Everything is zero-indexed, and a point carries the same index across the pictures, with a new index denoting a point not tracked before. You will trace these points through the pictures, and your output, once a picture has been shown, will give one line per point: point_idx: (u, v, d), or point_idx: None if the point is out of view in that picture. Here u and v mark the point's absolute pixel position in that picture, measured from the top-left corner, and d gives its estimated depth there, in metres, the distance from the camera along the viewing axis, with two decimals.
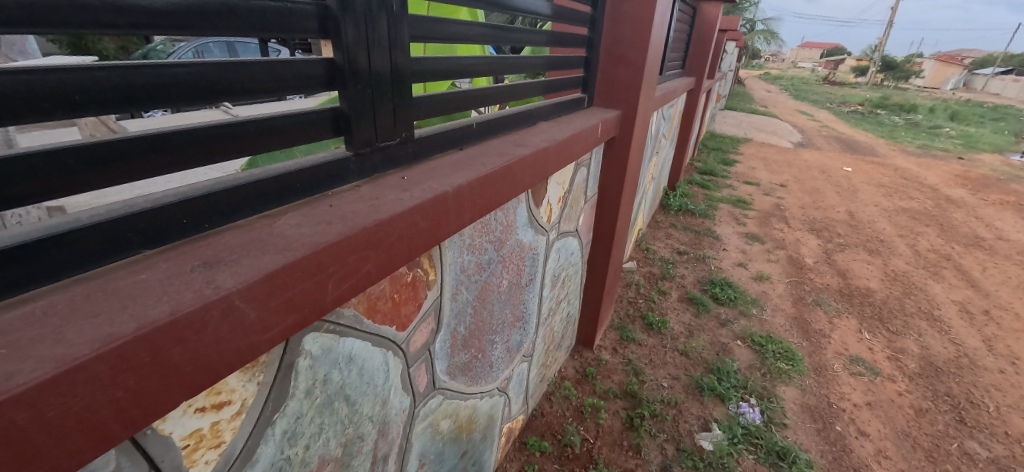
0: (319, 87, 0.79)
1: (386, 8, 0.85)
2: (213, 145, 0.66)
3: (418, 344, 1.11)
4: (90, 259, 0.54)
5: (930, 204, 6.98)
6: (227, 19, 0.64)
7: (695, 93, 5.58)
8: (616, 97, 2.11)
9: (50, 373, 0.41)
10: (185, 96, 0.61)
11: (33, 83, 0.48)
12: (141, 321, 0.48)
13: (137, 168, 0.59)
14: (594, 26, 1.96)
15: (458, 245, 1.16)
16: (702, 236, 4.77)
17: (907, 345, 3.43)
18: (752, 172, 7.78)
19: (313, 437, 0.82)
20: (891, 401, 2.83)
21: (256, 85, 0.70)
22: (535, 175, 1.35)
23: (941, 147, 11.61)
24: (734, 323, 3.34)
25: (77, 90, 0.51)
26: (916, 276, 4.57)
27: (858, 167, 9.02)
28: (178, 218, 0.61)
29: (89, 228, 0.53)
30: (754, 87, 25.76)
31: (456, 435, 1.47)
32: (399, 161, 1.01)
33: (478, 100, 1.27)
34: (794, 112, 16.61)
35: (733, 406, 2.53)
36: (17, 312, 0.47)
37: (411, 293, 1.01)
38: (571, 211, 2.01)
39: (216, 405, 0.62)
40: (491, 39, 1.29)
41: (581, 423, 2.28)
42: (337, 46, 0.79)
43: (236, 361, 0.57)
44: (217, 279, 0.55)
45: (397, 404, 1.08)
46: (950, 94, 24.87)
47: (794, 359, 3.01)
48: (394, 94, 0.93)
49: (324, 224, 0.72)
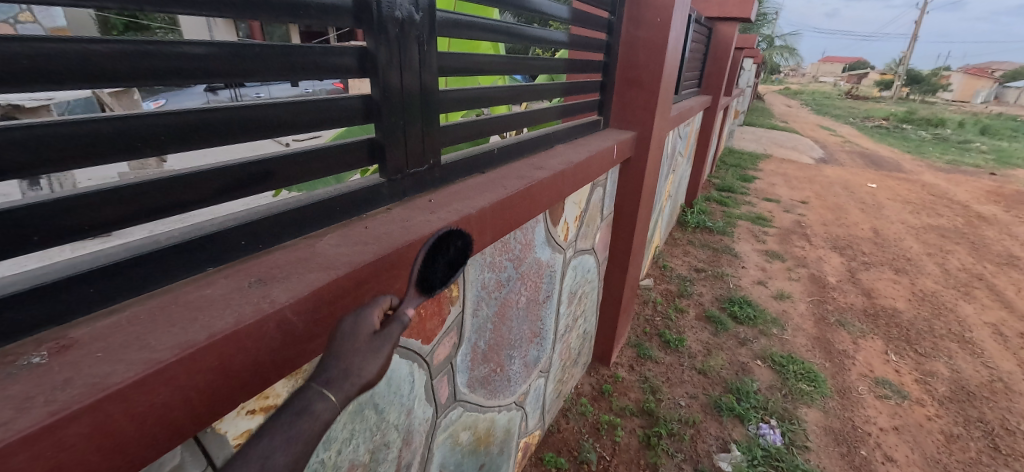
0: (356, 119, 0.88)
1: (416, 47, 0.94)
2: (264, 174, 0.74)
3: (441, 357, 1.16)
4: (164, 277, 0.62)
5: (959, 222, 6.79)
6: (282, 64, 0.73)
7: (712, 111, 5.61)
8: (631, 118, 2.17)
9: (141, 374, 0.48)
10: (246, 131, 0.70)
11: (127, 127, 0.56)
12: (211, 330, 0.55)
13: (206, 197, 0.67)
14: (609, 51, 2.03)
15: (480, 263, 1.23)
16: (720, 254, 4.74)
17: (937, 368, 3.33)
18: (772, 188, 7.70)
19: (345, 443, 0.87)
20: (920, 425, 2.74)
21: (304, 119, 0.78)
22: (553, 196, 1.41)
23: (971, 163, 11.30)
24: (754, 343, 3.30)
25: (162, 131, 0.60)
26: (946, 297, 4.45)
27: (883, 183, 8.84)
28: (236, 239, 0.69)
29: (164, 249, 0.61)
30: (773, 102, 25.52)
31: (474, 447, 1.51)
32: (426, 185, 1.08)
33: (499, 126, 1.34)
34: (813, 127, 16.40)
35: (753, 427, 2.50)
36: (107, 322, 0.55)
37: (435, 309, 1.07)
38: (587, 229, 2.06)
39: (263, 409, 0.69)
40: (511, 69, 1.37)
41: (597, 440, 2.29)
42: (373, 82, 0.87)
43: (285, 368, 0.64)
44: (271, 294, 0.63)
45: (420, 414, 1.13)
46: (980, 109, 24.28)
47: (817, 381, 2.96)
48: (422, 123, 1.01)
49: (361, 244, 0.79)
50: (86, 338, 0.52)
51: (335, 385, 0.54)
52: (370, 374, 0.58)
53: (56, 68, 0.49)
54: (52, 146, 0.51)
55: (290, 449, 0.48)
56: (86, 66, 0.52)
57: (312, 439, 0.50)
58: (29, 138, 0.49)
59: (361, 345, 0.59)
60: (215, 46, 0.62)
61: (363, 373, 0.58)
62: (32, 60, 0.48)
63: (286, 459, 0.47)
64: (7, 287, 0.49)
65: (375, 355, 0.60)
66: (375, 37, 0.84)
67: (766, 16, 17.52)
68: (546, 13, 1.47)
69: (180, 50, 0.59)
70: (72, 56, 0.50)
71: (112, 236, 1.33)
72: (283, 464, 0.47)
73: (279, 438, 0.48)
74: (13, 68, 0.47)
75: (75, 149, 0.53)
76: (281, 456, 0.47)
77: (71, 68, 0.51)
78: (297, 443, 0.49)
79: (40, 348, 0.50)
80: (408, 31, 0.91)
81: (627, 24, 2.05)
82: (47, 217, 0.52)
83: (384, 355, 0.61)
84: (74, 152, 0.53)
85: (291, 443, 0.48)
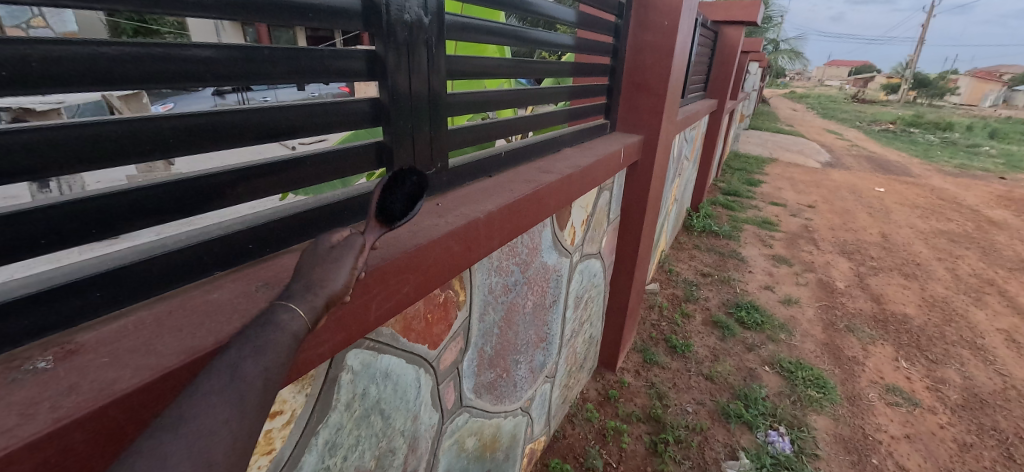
0: (365, 123, 0.87)
1: (425, 49, 0.93)
2: (273, 177, 0.74)
3: (448, 362, 1.15)
4: (172, 280, 0.61)
5: (970, 227, 6.71)
6: (292, 67, 0.72)
7: (718, 115, 5.59)
8: (638, 122, 2.16)
9: (148, 379, 0.47)
10: (256, 134, 0.69)
11: (137, 130, 0.56)
12: (219, 335, 0.54)
13: (215, 200, 0.67)
14: (615, 55, 2.03)
15: (487, 267, 1.22)
16: (727, 258, 4.70)
17: (949, 375, 3.28)
18: (779, 192, 7.65)
19: (351, 449, 0.86)
20: (932, 434, 2.70)
21: (314, 123, 0.78)
22: (561, 200, 1.40)
23: (981, 167, 11.18)
24: (761, 348, 3.27)
25: (173, 134, 0.60)
26: (957, 302, 4.38)
27: (891, 187, 8.76)
28: (245, 243, 0.69)
29: (173, 253, 0.60)
30: (779, 106, 25.41)
31: (480, 453, 1.49)
32: (434, 189, 1.08)
33: (506, 130, 1.34)
34: (820, 131, 16.30)
35: (762, 434, 2.47)
36: (115, 326, 0.54)
37: (442, 313, 1.06)
38: (594, 233, 2.05)
39: (270, 414, 0.68)
40: (519, 73, 1.36)
41: (603, 447, 2.26)
42: (382, 85, 0.87)
43: (293, 374, 0.63)
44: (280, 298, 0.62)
45: (426, 420, 1.12)
46: (989, 113, 24.07)
47: (826, 387, 2.92)
48: (430, 127, 1.00)
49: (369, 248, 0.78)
50: (93, 343, 0.51)
51: (298, 295, 0.48)
52: (335, 284, 0.50)
53: (68, 70, 0.49)
54: (62, 149, 0.51)
55: (262, 357, 0.42)
56: (97, 69, 0.51)
57: (289, 350, 0.44)
58: (40, 141, 0.49)
59: (319, 262, 0.51)
60: (223, 49, 0.62)
61: (328, 286, 0.50)
62: (43, 62, 0.47)
63: (256, 368, 0.41)
64: (15, 291, 0.49)
65: (339, 265, 0.52)
66: (385, 40, 0.84)
67: (771, 20, 17.48)
68: (553, 17, 1.46)
69: (190, 53, 0.58)
70: (84, 59, 0.50)
71: (120, 240, 1.34)
72: (256, 375, 0.41)
73: (247, 348, 0.42)
74: (23, 70, 0.46)
75: (86, 152, 0.53)
76: (252, 365, 0.41)
77: (82, 71, 0.50)
78: (266, 351, 0.42)
79: (47, 353, 0.50)
80: (417, 34, 0.91)
81: (633, 27, 2.05)
82: (57, 221, 0.52)
83: (349, 267, 0.53)
84: (84, 155, 0.53)
85: (262, 352, 0.42)
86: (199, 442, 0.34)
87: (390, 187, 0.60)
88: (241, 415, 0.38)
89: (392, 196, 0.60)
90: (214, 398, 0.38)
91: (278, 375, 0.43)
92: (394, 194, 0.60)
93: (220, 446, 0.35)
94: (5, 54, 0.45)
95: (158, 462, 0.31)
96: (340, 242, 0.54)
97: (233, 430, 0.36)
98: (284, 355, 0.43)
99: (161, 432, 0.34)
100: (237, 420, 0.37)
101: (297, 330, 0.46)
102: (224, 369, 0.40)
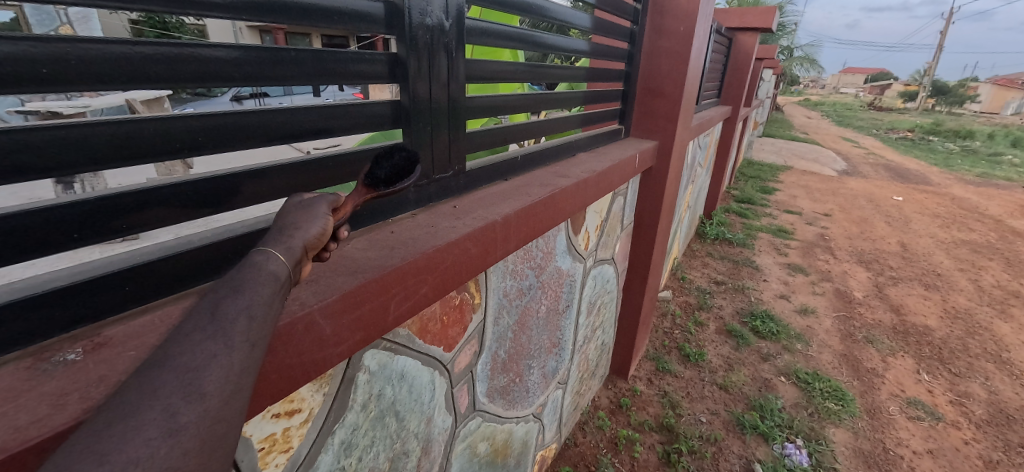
0: (385, 125, 0.88)
1: (446, 50, 0.94)
2: (295, 176, 0.75)
3: (462, 365, 1.15)
4: (196, 276, 0.62)
5: (992, 237, 6.54)
6: (317, 68, 0.73)
7: (732, 122, 5.54)
8: (653, 128, 2.15)
9: None
10: (279, 135, 0.71)
11: (167, 128, 0.57)
12: None
13: (238, 198, 0.68)
14: (630, 61, 2.03)
15: (502, 270, 1.22)
16: (741, 266, 4.63)
17: (972, 389, 3.18)
18: (794, 200, 7.54)
19: (366, 450, 0.86)
20: (956, 450, 2.61)
21: (335, 124, 0.79)
22: (576, 205, 1.39)
23: (1004, 176, 10.92)
24: (777, 358, 3.20)
25: (200, 133, 0.61)
26: (981, 315, 4.26)
27: (910, 196, 8.58)
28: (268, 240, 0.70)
29: (197, 247, 0.61)
30: (793, 113, 25.13)
31: (491, 459, 1.48)
32: (451, 192, 1.08)
33: (521, 134, 1.34)
34: (835, 139, 16.08)
35: (778, 447, 2.42)
36: (143, 320, 0.55)
37: (458, 316, 1.06)
38: (607, 239, 2.04)
39: (288, 412, 0.68)
40: (535, 78, 1.37)
41: (615, 456, 2.23)
42: (403, 87, 0.88)
43: (312, 371, 0.64)
44: (301, 296, 0.63)
45: (440, 423, 1.12)
46: (1011, 121, 23.58)
47: (844, 400, 2.85)
48: (449, 129, 1.01)
49: (387, 249, 0.79)
50: (121, 336, 0.52)
51: (270, 240, 0.47)
52: (311, 230, 0.50)
53: (102, 69, 0.50)
54: (94, 146, 0.52)
55: (241, 296, 0.40)
56: (132, 68, 0.53)
57: (270, 290, 0.42)
58: (73, 138, 0.51)
59: (290, 211, 0.51)
60: (249, 49, 0.63)
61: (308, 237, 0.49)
62: (80, 61, 0.49)
63: (238, 307, 0.40)
64: (45, 284, 0.50)
65: (312, 212, 0.52)
66: (407, 43, 0.85)
67: (785, 27, 17.34)
68: (568, 22, 1.47)
69: (217, 54, 0.59)
70: (119, 58, 0.51)
71: (141, 239, 1.37)
72: (238, 314, 0.40)
73: (227, 289, 0.41)
74: (60, 69, 0.48)
75: (116, 149, 0.54)
76: (232, 305, 0.40)
77: (116, 69, 0.51)
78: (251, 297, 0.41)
79: (76, 345, 0.51)
80: (437, 38, 0.92)
81: (648, 33, 2.05)
82: (87, 217, 0.53)
83: (323, 213, 0.52)
84: (116, 151, 0.54)
85: (243, 292, 0.41)
86: (188, 377, 0.35)
87: (377, 159, 0.64)
88: (229, 353, 0.38)
89: (377, 164, 0.64)
90: (199, 341, 0.37)
91: (265, 313, 0.41)
92: (380, 164, 0.64)
93: (212, 381, 0.35)
94: (43, 53, 0.46)
95: (148, 394, 0.33)
96: (311, 198, 0.55)
97: (222, 366, 0.36)
98: (267, 294, 0.42)
99: (148, 371, 0.35)
100: (230, 362, 0.37)
101: (277, 271, 0.44)
102: (203, 311, 0.38)
